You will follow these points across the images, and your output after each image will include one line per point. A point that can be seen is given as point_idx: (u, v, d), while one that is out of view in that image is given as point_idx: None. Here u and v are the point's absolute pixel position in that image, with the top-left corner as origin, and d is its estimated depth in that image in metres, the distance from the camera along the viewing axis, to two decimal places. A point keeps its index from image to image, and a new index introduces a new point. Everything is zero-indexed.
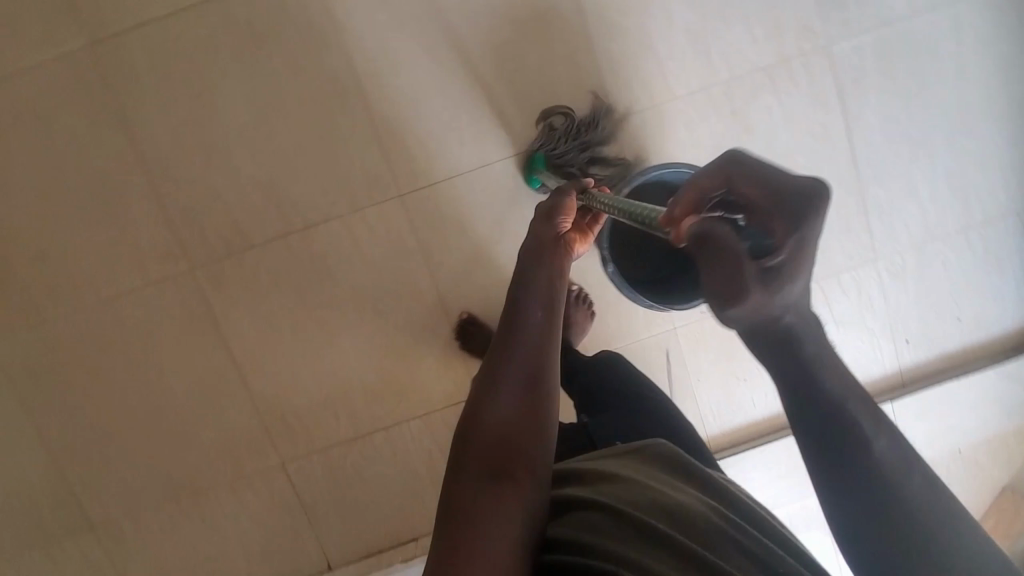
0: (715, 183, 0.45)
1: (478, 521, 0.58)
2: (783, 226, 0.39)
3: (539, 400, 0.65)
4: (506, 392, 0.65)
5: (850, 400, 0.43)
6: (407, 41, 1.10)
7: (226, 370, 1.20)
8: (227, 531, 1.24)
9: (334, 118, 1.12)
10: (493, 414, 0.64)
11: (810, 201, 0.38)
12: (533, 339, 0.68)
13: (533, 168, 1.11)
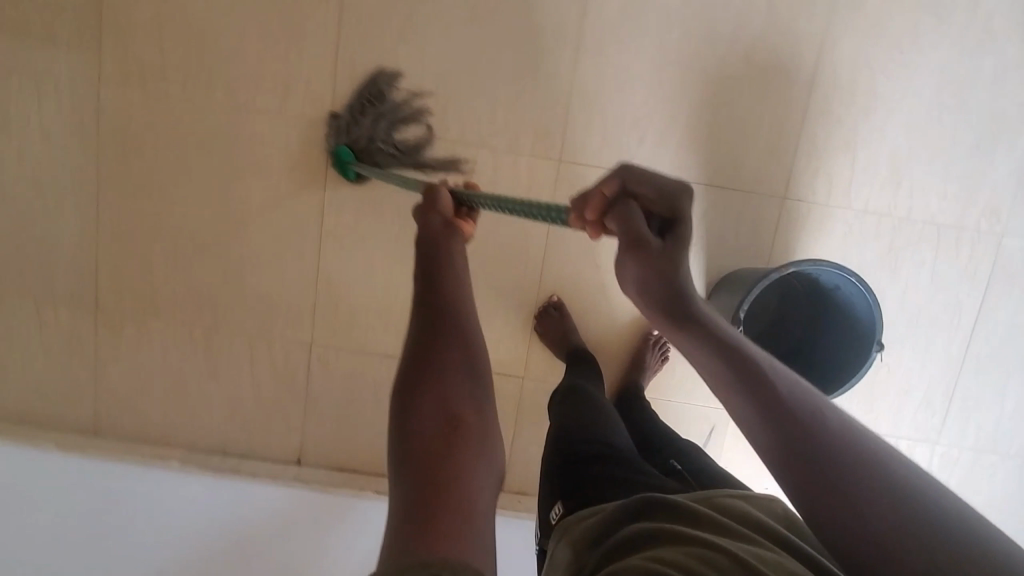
0: (615, 187, 0.60)
1: (448, 483, 0.45)
2: (669, 208, 0.59)
3: (477, 362, 0.55)
4: (448, 357, 0.54)
5: (796, 398, 0.48)
6: (648, 31, 1.07)
7: (308, 235, 1.16)
8: (223, 380, 1.20)
9: (539, 58, 1.09)
10: (437, 381, 0.52)
11: (679, 191, 0.58)
12: (465, 307, 0.59)
13: (343, 161, 1.11)
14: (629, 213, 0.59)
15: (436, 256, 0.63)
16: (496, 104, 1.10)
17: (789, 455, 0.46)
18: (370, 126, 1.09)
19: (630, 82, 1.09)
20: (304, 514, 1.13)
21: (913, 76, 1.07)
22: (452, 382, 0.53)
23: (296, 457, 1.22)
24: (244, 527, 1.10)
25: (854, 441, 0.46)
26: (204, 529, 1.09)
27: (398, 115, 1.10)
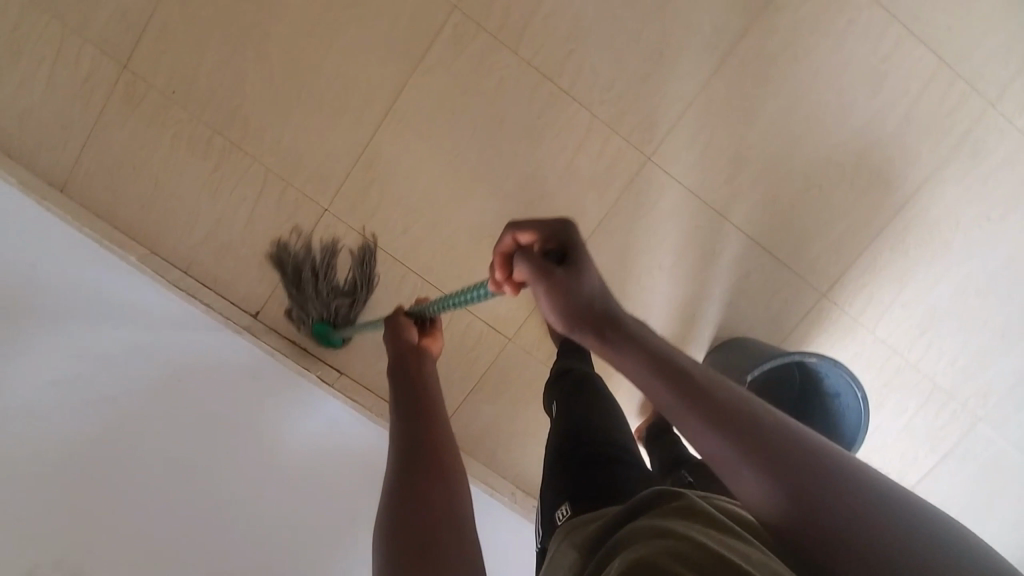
0: (507, 242, 0.62)
1: None
2: (555, 243, 0.58)
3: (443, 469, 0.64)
4: (421, 474, 0.63)
5: (744, 409, 0.42)
6: (791, 83, 1.05)
7: (376, 104, 1.09)
8: (220, 199, 1.12)
9: (681, 53, 1.05)
10: (411, 495, 0.60)
11: (561, 228, 0.58)
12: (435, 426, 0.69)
13: (325, 338, 1.14)
14: (526, 251, 0.58)
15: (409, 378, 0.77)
16: (619, 75, 1.06)
17: (749, 471, 0.40)
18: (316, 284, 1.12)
19: (750, 121, 1.07)
20: (240, 369, 1.04)
21: (987, 246, 1.11)
22: (422, 476, 0.63)
23: (254, 309, 1.14)
24: (167, 358, 0.99)
25: (806, 445, 0.40)
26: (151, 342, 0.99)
27: (322, 268, 1.13)
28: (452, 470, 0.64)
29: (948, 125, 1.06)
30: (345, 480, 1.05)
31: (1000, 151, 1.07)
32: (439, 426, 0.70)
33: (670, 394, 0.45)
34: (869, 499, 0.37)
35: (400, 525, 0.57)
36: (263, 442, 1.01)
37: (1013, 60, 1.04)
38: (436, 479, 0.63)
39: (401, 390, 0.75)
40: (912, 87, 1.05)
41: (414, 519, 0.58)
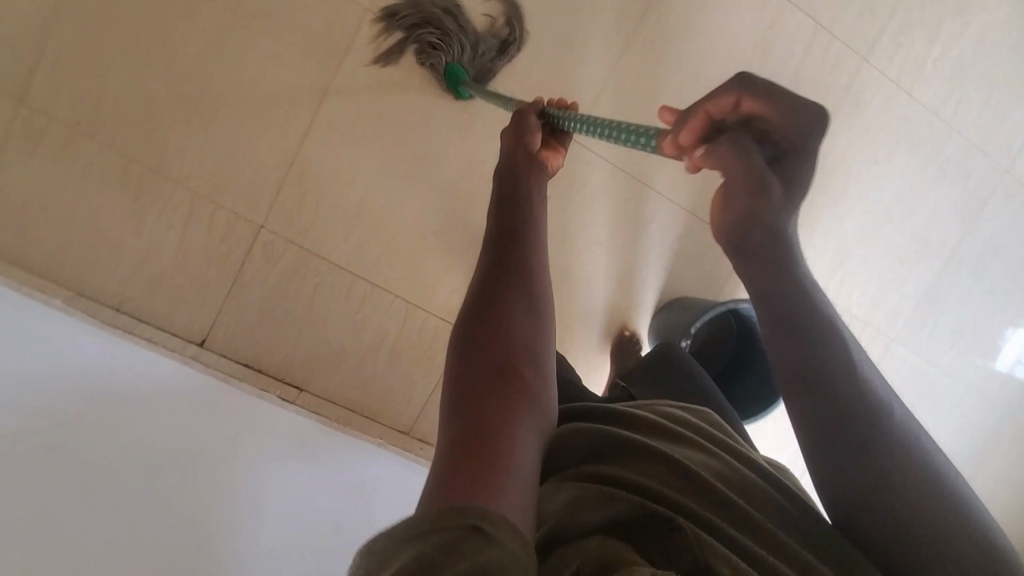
0: (728, 100, 0.55)
1: (495, 433, 0.49)
2: (777, 117, 0.55)
3: (528, 314, 0.61)
4: (508, 309, 0.60)
5: (843, 367, 0.52)
6: (694, 54, 1.13)
7: (300, 113, 1.09)
8: (147, 229, 1.08)
9: (591, 36, 1.11)
10: (496, 330, 0.58)
11: (807, 115, 0.55)
12: (520, 268, 0.64)
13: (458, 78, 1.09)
14: (736, 135, 0.55)
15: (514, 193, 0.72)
16: (535, 62, 1.11)
17: (828, 416, 0.52)
18: (459, 31, 1.07)
19: (663, 92, 1.14)
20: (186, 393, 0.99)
21: (879, 184, 1.24)
22: (503, 348, 0.57)
23: (200, 338, 1.11)
24: (93, 385, 0.90)
25: (881, 420, 0.51)
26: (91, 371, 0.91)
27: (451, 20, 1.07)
28: (536, 334, 0.60)
29: (833, 78, 1.17)
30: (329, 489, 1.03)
31: (878, 97, 1.20)
32: (531, 264, 0.65)
33: (782, 333, 0.54)
34: (892, 448, 0.50)
35: (475, 361, 0.55)
36: (241, 466, 0.96)
37: (879, 16, 1.16)
38: (521, 357, 0.57)
39: (495, 253, 0.66)
40: (798, 49, 1.15)
41: (488, 358, 0.55)
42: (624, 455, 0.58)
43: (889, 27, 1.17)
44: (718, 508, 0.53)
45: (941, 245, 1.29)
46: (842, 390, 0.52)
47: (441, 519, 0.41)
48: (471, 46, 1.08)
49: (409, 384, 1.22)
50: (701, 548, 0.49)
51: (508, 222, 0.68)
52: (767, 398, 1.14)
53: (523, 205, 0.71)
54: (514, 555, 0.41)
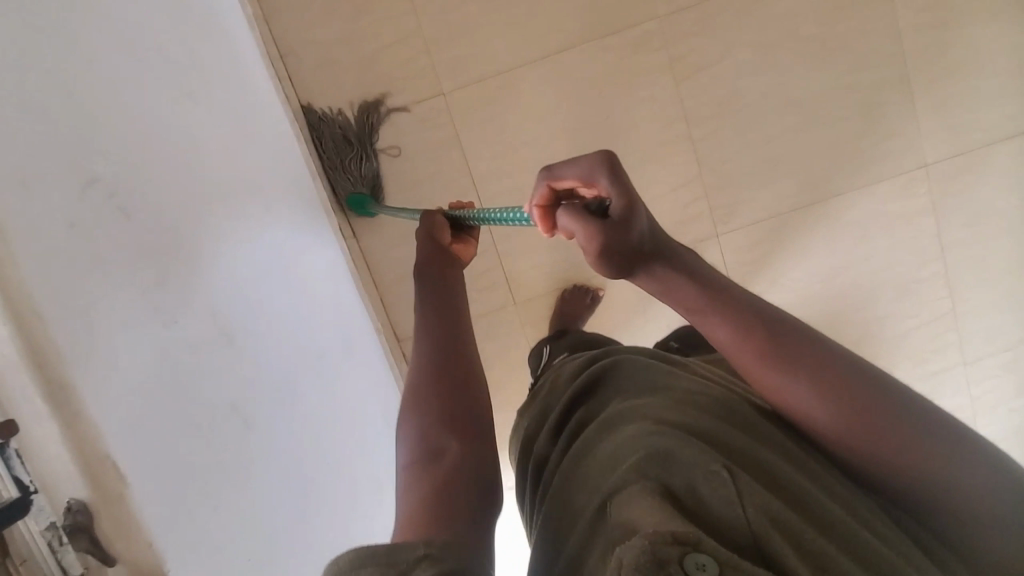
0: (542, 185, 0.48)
1: (440, 498, 0.44)
2: (593, 184, 0.45)
3: (456, 346, 0.53)
4: (433, 350, 0.53)
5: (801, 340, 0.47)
6: (849, 252, 1.20)
7: (541, 43, 1.12)
8: (357, 22, 1.10)
9: (791, 176, 1.18)
10: (423, 375, 0.51)
11: (603, 164, 0.44)
12: (448, 306, 0.57)
13: (361, 205, 1.12)
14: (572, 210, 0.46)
15: (435, 258, 0.62)
16: (736, 158, 1.17)
17: (807, 389, 0.46)
18: (336, 160, 1.11)
19: (806, 261, 1.21)
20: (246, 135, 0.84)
21: None
22: (427, 401, 0.49)
23: (318, 131, 1.13)
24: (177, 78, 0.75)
25: (858, 374, 0.46)
26: (243, 58, 0.91)
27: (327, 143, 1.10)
28: (472, 364, 0.53)
29: (930, 358, 1.24)
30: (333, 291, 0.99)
31: (949, 401, 1.26)
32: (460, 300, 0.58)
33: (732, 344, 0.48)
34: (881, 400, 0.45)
35: (408, 422, 0.49)
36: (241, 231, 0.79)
37: (999, 341, 1.23)
38: (454, 401, 0.50)
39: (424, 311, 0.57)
40: (924, 314, 1.22)
41: (425, 406, 0.49)
42: (655, 388, 0.54)
43: (999, 356, 1.24)
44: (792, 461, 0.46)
45: None
46: (802, 388, 0.46)
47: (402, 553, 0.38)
48: (350, 172, 1.11)
49: None
50: (739, 484, 0.41)
51: (429, 264, 0.61)
52: None
53: (447, 266, 0.62)
54: (464, 566, 0.38)
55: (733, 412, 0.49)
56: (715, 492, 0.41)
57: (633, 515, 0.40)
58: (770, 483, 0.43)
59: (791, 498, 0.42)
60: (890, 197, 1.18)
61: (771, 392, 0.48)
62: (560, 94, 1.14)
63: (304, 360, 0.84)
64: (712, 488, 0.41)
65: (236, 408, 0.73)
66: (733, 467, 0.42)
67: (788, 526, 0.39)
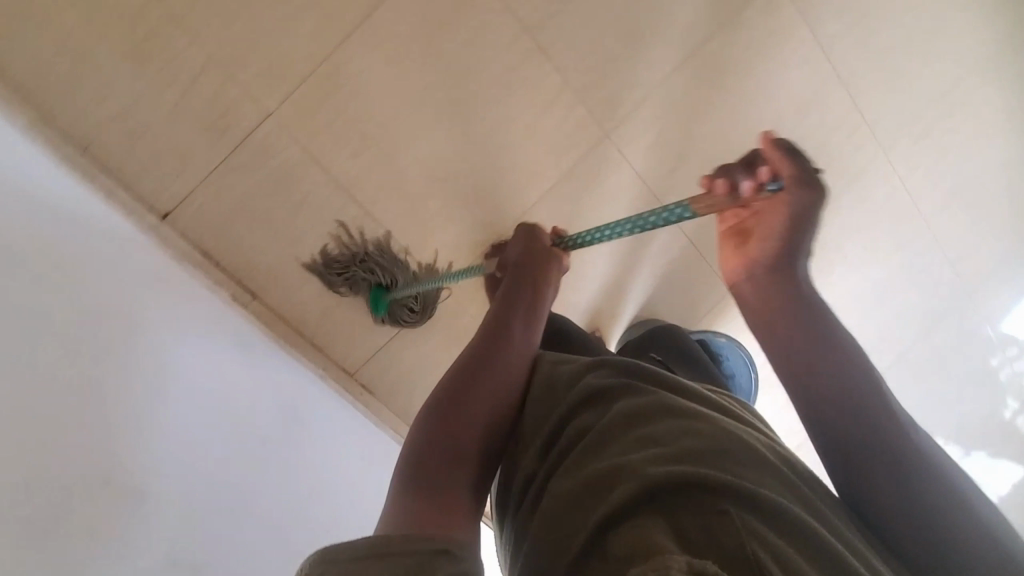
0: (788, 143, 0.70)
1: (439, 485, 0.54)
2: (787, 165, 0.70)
3: (495, 393, 0.64)
4: (486, 380, 0.64)
5: (867, 402, 0.62)
6: (741, 93, 1.16)
7: (347, 15, 1.00)
8: (144, 77, 0.97)
9: (657, 41, 1.10)
10: (463, 392, 0.62)
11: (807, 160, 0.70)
12: (506, 349, 0.68)
13: (379, 302, 1.12)
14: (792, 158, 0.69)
15: (509, 299, 0.75)
16: (595, 48, 1.09)
17: (860, 431, 0.61)
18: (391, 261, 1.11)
19: (703, 121, 1.17)
20: (135, 313, 0.95)
21: (854, 272, 1.35)
22: (455, 417, 0.60)
23: (163, 211, 1.00)
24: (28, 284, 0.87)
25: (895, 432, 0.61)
26: (53, 206, 0.91)
27: (379, 259, 1.10)
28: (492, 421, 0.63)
29: (850, 161, 1.25)
30: (267, 416, 1.04)
31: (879, 191, 1.29)
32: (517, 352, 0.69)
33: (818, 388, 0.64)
34: (898, 456, 0.59)
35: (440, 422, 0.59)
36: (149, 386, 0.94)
37: (907, 119, 1.25)
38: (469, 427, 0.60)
39: (481, 340, 0.69)
40: (828, 122, 1.21)
41: (452, 424, 0.59)
42: (669, 421, 0.56)
43: (910, 130, 1.26)
44: (777, 485, 0.50)
45: (891, 345, 1.44)
46: (838, 415, 0.62)
47: (417, 540, 0.46)
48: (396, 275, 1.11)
49: (372, 320, 1.14)
50: (747, 527, 0.44)
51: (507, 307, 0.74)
52: None
53: (513, 310, 0.74)
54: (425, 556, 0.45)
55: (735, 445, 0.53)
56: (727, 531, 0.44)
57: (648, 548, 0.43)
58: (768, 515, 0.46)
59: (785, 525, 0.45)
60: (760, 21, 1.12)
61: (835, 394, 0.63)
62: (392, 62, 1.03)
63: (231, 498, 0.99)
64: (724, 527, 0.44)
65: (192, 512, 0.96)
66: (744, 512, 0.46)
67: (788, 556, 0.42)
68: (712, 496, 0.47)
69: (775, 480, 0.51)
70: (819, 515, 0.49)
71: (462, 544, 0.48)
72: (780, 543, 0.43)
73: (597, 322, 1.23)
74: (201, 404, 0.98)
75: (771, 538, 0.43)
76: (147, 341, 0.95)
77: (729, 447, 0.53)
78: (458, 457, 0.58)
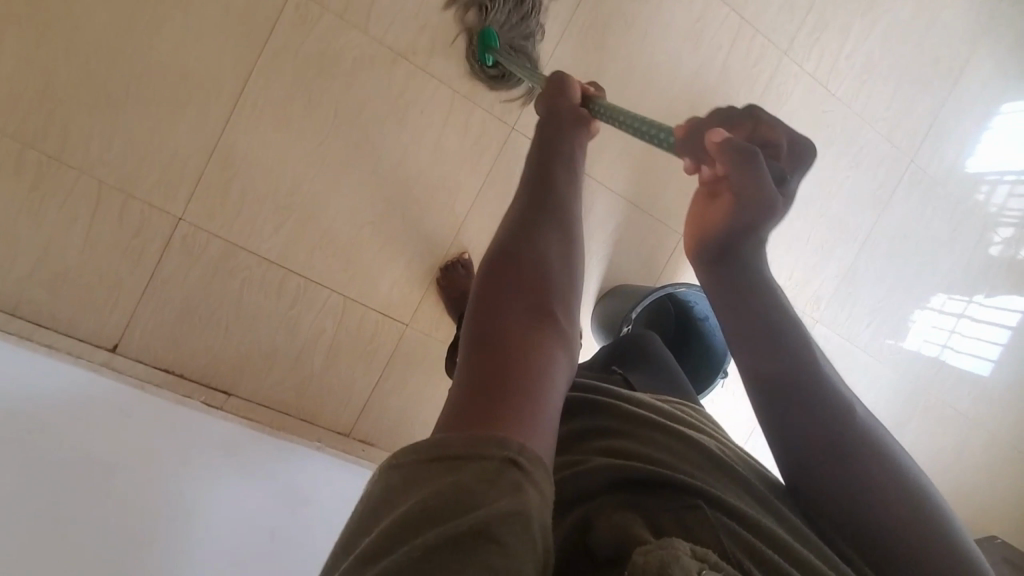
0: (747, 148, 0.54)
1: (509, 380, 0.42)
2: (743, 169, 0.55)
3: (553, 275, 0.51)
4: (539, 265, 0.51)
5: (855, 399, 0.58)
6: (629, 42, 1.16)
7: (220, 99, 0.99)
8: (44, 224, 0.95)
9: (530, 21, 1.09)
10: (514, 286, 0.49)
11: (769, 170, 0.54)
12: (555, 224, 0.55)
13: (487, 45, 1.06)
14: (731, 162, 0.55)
15: (548, 164, 0.60)
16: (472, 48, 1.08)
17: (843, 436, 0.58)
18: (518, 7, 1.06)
19: (603, 82, 1.15)
20: (146, 441, 0.91)
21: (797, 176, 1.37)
22: (511, 314, 0.47)
23: (112, 343, 1.01)
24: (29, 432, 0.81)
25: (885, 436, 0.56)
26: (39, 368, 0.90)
27: None
28: (561, 309, 0.50)
29: (756, 72, 1.26)
30: (284, 514, 0.97)
31: (795, 92, 1.31)
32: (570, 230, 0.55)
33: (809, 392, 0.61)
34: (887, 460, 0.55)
35: (490, 318, 0.47)
36: (182, 502, 0.88)
37: (796, 15, 1.27)
38: (532, 319, 0.47)
39: (521, 220, 0.54)
40: (723, 43, 1.22)
41: (510, 320, 0.47)
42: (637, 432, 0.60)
43: (806, 25, 1.29)
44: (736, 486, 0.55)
45: (852, 234, 1.46)
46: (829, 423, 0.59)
47: (479, 446, 0.38)
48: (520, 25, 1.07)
49: (350, 380, 1.15)
50: (718, 521, 0.48)
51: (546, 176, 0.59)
52: (712, 367, 1.19)
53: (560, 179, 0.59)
54: (494, 478, 0.37)
55: (697, 454, 0.57)
56: (702, 526, 0.47)
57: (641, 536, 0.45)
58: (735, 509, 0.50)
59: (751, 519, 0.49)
60: None
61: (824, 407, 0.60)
62: (280, 129, 1.02)
63: None
64: (698, 522, 0.48)
65: None
66: (715, 507, 0.49)
67: (760, 552, 0.46)
68: (685, 499, 0.50)
69: (733, 478, 0.56)
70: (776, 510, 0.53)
71: (536, 454, 0.39)
72: (750, 536, 0.47)
73: None
74: (214, 510, 0.90)
75: (744, 535, 0.47)
76: (169, 463, 0.90)
77: (691, 456, 0.57)
78: (526, 347, 0.45)
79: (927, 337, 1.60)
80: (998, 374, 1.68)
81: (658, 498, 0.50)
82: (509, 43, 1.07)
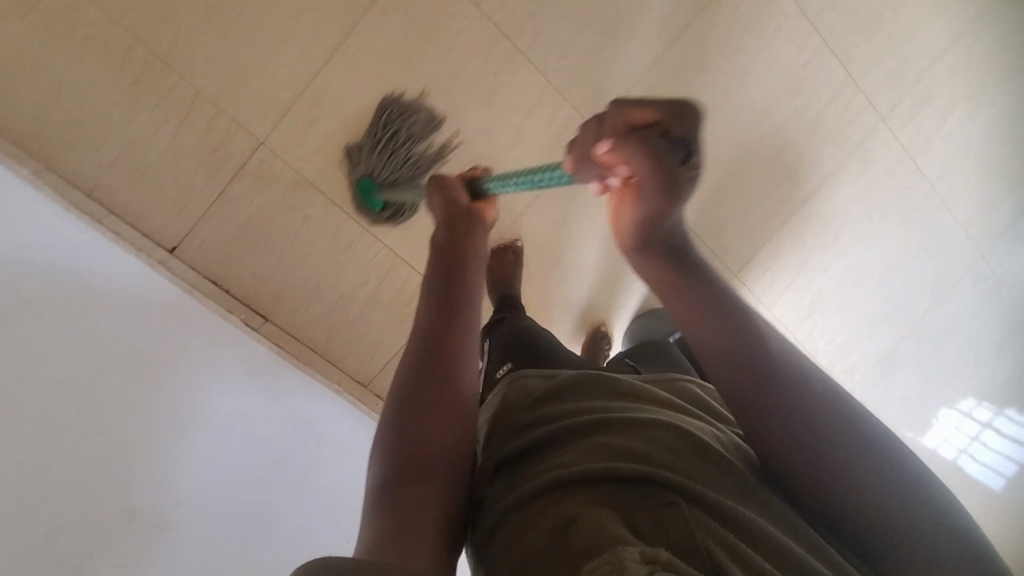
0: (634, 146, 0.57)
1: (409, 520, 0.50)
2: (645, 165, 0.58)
3: (449, 401, 0.57)
4: (432, 399, 0.57)
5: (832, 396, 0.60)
6: (730, 73, 1.15)
7: (325, 38, 1.02)
8: (138, 118, 0.99)
9: (639, 31, 1.10)
10: (412, 421, 0.55)
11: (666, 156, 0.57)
12: (450, 348, 0.61)
13: (370, 194, 1.09)
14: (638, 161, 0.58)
15: (449, 286, 0.66)
16: (575, 45, 1.09)
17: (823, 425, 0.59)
18: (392, 143, 1.06)
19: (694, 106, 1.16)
20: (174, 342, 0.94)
21: (861, 246, 1.35)
22: (409, 450, 0.54)
23: (171, 244, 1.04)
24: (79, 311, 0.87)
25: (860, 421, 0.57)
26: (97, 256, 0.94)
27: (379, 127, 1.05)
28: (456, 429, 0.57)
29: (848, 132, 1.24)
30: (288, 437, 1.00)
31: (883, 160, 1.29)
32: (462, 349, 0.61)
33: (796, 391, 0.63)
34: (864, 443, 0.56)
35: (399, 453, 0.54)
36: (194, 407, 0.92)
37: (902, 84, 1.25)
38: (426, 454, 0.54)
39: (420, 349, 0.61)
40: (823, 95, 1.21)
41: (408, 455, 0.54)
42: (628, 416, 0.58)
43: (908, 97, 1.26)
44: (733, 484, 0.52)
45: (901, 315, 1.43)
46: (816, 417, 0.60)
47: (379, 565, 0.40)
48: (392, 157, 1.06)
49: (379, 333, 1.18)
50: (696, 520, 0.46)
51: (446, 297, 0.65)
52: None
53: (458, 303, 0.65)
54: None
55: (696, 441, 0.54)
56: (678, 524, 0.46)
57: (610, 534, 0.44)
58: (723, 512, 0.48)
59: (736, 523, 0.47)
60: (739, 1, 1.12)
61: None
62: (376, 78, 1.05)
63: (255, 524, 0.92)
64: (673, 519, 0.46)
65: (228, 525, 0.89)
66: (698, 508, 0.47)
67: (739, 552, 0.45)
68: (664, 496, 0.48)
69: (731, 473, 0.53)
70: (779, 516, 0.50)
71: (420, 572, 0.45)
72: (733, 539, 0.46)
73: (600, 315, 1.25)
74: (216, 422, 0.93)
75: (724, 535, 0.45)
76: (191, 369, 0.94)
77: (687, 445, 0.54)
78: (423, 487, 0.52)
79: (950, 437, 1.56)
80: (1017, 494, 1.63)
81: (639, 494, 0.49)
82: (391, 179, 1.08)
